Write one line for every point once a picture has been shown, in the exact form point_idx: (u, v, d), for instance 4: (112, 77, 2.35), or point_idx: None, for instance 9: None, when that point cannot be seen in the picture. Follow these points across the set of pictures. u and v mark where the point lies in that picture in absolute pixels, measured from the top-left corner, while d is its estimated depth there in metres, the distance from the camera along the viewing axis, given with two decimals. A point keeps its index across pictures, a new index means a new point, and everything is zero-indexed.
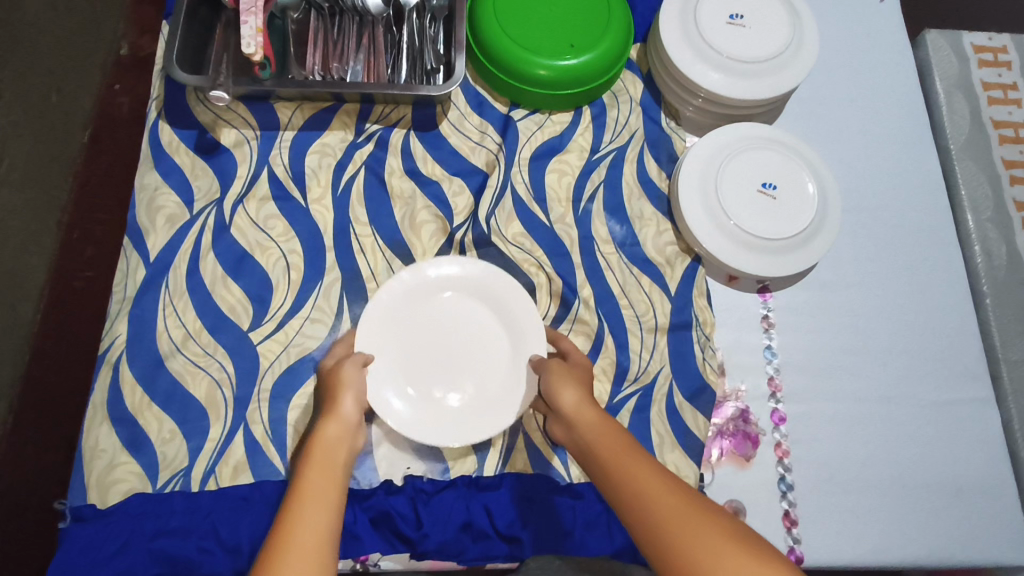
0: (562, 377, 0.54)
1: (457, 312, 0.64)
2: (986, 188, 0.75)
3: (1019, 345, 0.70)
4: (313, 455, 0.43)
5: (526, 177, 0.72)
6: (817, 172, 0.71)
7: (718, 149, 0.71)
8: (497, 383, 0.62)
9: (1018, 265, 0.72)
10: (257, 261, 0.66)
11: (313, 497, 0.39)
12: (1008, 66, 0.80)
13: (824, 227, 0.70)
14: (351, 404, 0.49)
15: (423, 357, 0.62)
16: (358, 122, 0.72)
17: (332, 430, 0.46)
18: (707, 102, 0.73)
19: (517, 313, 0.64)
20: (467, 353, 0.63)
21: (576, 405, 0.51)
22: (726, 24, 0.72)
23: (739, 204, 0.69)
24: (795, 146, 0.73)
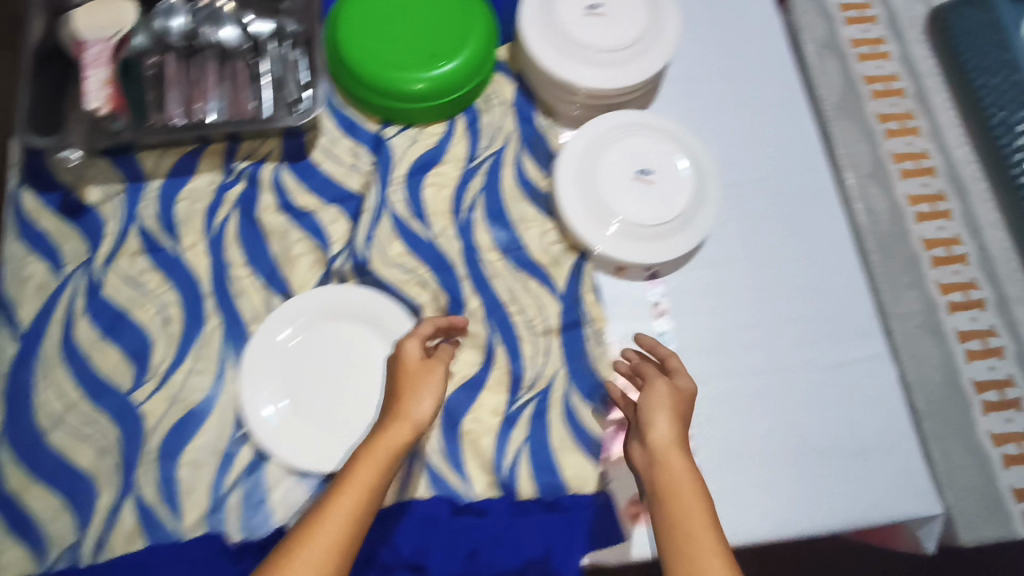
0: (664, 403, 0.57)
1: (340, 336, 0.65)
2: (863, 145, 0.75)
3: (907, 297, 0.70)
4: (366, 462, 0.51)
5: (403, 195, 0.71)
6: (690, 152, 0.71)
7: (590, 143, 0.70)
8: (381, 404, 0.63)
9: (901, 216, 0.73)
10: (134, 319, 0.65)
11: (347, 499, 0.49)
12: (874, 21, 0.80)
13: (700, 205, 0.70)
14: (426, 404, 0.56)
15: (311, 382, 0.63)
16: (226, 161, 0.71)
17: (394, 437, 0.54)
18: (589, 98, 0.72)
19: (399, 331, 0.65)
20: (353, 376, 0.64)
21: (666, 440, 0.55)
22: (585, 14, 0.71)
23: (618, 195, 0.68)
24: (669, 126, 0.72)
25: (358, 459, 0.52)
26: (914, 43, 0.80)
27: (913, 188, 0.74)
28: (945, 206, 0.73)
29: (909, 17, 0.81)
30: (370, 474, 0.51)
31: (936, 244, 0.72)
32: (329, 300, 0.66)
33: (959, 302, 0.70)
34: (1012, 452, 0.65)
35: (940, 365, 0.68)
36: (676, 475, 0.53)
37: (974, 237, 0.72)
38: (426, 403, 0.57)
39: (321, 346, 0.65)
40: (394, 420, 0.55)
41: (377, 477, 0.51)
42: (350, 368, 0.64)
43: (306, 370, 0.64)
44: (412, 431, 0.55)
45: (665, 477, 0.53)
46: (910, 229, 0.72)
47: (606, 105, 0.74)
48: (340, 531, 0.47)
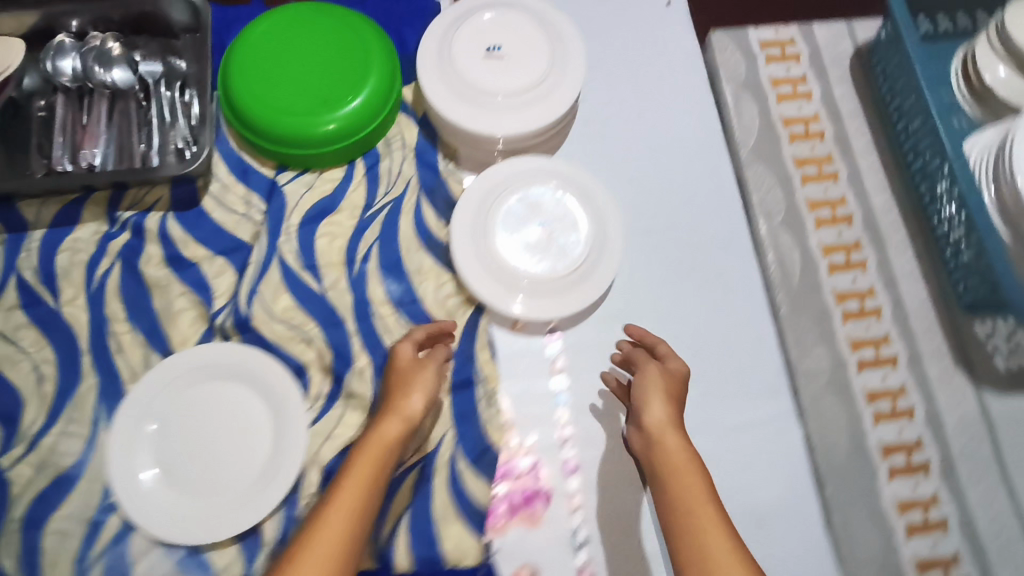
0: (657, 386, 0.58)
1: (220, 398, 0.64)
2: (777, 192, 0.72)
3: (815, 353, 0.68)
4: (362, 460, 0.53)
5: (295, 245, 0.69)
6: (592, 200, 0.68)
7: (486, 194, 0.68)
8: (255, 470, 0.62)
9: (813, 268, 0.70)
10: (7, 378, 0.64)
11: (345, 498, 0.50)
12: (797, 59, 0.78)
13: (603, 256, 0.66)
14: (415, 401, 0.58)
15: (185, 446, 0.62)
16: (109, 210, 0.68)
17: (385, 434, 0.55)
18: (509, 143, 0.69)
19: (279, 393, 0.63)
20: (230, 440, 0.63)
21: (660, 422, 0.56)
22: (483, 57, 0.68)
23: (512, 249, 0.66)
24: (571, 173, 0.69)
25: (355, 458, 0.53)
26: (838, 82, 0.77)
27: (827, 238, 0.71)
28: (860, 256, 0.71)
29: (833, 55, 0.78)
30: (367, 468, 0.52)
31: (849, 297, 0.69)
32: (210, 361, 0.64)
33: (869, 360, 0.67)
34: (916, 520, 0.63)
35: (845, 426, 0.66)
36: (673, 456, 0.54)
37: (890, 289, 0.69)
38: (416, 399, 0.58)
39: (202, 408, 0.63)
40: (386, 416, 0.56)
41: (373, 469, 0.53)
42: (229, 432, 0.63)
43: (184, 433, 0.62)
44: (400, 424, 0.56)
45: (662, 456, 0.54)
46: (822, 281, 0.70)
47: (512, 150, 0.71)
48: (343, 527, 0.49)
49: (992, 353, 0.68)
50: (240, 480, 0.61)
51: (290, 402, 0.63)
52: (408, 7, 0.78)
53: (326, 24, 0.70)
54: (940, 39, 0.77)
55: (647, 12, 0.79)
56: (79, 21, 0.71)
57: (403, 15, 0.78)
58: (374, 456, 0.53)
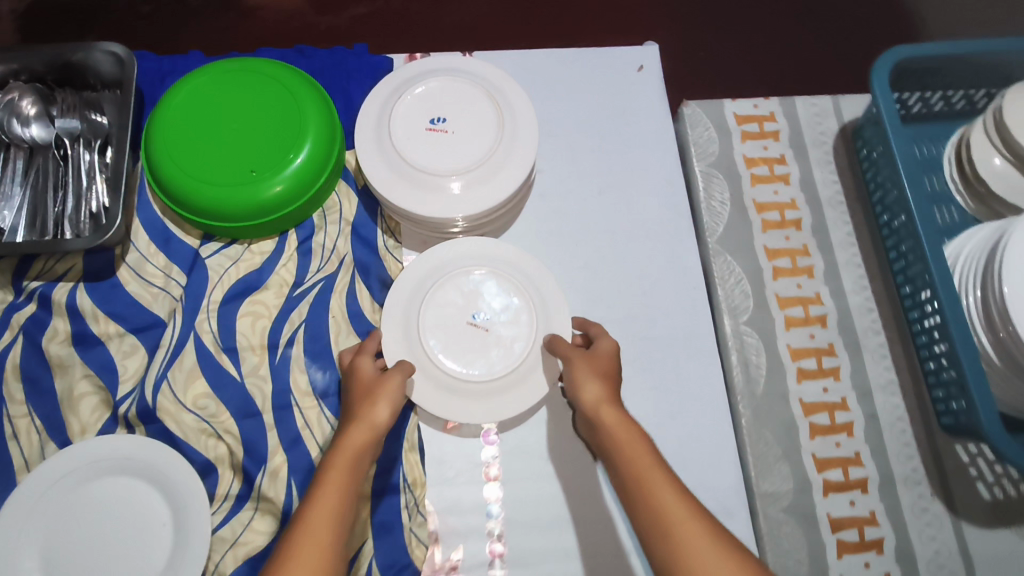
0: (583, 363, 0.53)
1: (115, 495, 0.58)
2: (745, 285, 0.66)
3: (777, 472, 0.61)
4: (333, 473, 0.46)
5: (214, 324, 0.63)
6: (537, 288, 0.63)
7: (419, 287, 0.62)
8: None
9: (780, 373, 0.64)
10: None
11: (320, 511, 0.43)
12: (775, 136, 0.72)
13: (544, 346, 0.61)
14: (385, 412, 0.52)
15: (74, 551, 0.56)
16: (16, 280, 0.63)
17: (356, 446, 0.49)
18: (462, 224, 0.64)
19: (180, 491, 0.57)
20: (123, 545, 0.56)
21: (598, 396, 0.51)
22: (426, 130, 0.63)
23: (446, 345, 0.60)
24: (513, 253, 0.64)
25: (323, 472, 0.46)
26: (819, 163, 0.71)
27: (797, 339, 0.65)
28: (832, 361, 0.64)
29: (815, 134, 0.72)
30: (345, 467, 0.47)
31: (817, 409, 0.63)
32: (108, 452, 0.58)
33: (836, 482, 0.61)
34: None
35: (807, 556, 0.59)
36: (610, 426, 0.48)
37: (863, 401, 0.63)
38: (385, 408, 0.52)
39: (94, 506, 0.57)
40: (351, 423, 0.51)
41: (351, 470, 0.47)
42: (122, 534, 0.57)
43: (70, 535, 0.56)
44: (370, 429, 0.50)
45: (605, 433, 0.48)
46: (789, 388, 0.63)
47: (463, 231, 0.66)
48: (324, 540, 0.41)
49: (974, 481, 0.61)
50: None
51: (190, 504, 0.57)
52: (356, 65, 0.74)
53: (260, 85, 0.66)
54: (926, 120, 0.72)
55: (617, 81, 0.74)
56: None
57: (350, 73, 0.73)
58: (351, 455, 0.48)
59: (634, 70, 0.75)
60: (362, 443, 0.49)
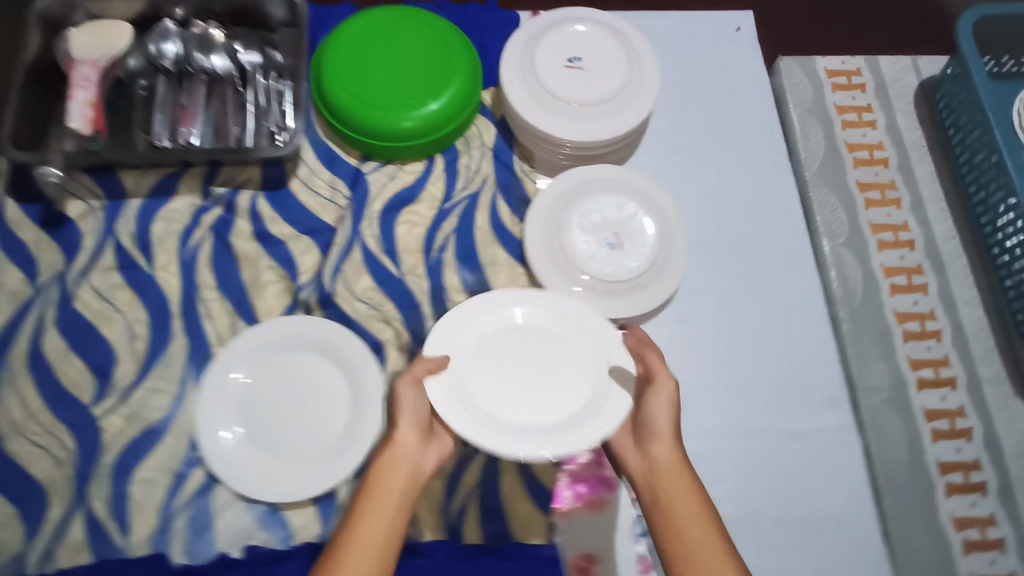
0: (669, 412, 0.57)
1: (298, 367, 0.66)
2: (841, 213, 0.75)
3: (876, 370, 0.69)
4: (369, 500, 0.51)
5: (376, 230, 0.72)
6: (604, 401, 0.58)
7: (474, 415, 0.57)
8: (331, 439, 0.63)
9: (875, 287, 0.72)
10: (102, 333, 0.67)
11: (361, 538, 0.49)
12: (862, 89, 0.81)
13: (613, 393, 0.59)
14: (408, 431, 0.56)
15: (266, 412, 0.64)
16: (205, 185, 0.72)
17: (387, 470, 0.53)
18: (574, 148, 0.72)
19: (356, 365, 0.65)
20: (308, 409, 0.64)
21: (677, 455, 0.56)
22: (565, 67, 0.72)
23: (603, 266, 0.68)
24: (602, 425, 0.57)
25: (361, 498, 0.51)
26: (902, 113, 0.80)
27: (889, 260, 0.73)
28: (921, 279, 0.73)
29: (898, 88, 0.82)
30: (393, 499, 0.52)
31: (910, 318, 0.71)
32: (292, 331, 0.66)
33: (929, 380, 0.69)
34: (973, 538, 0.64)
35: (906, 442, 0.67)
36: (676, 490, 0.54)
37: (949, 313, 0.72)
38: (410, 427, 0.56)
39: (282, 375, 0.65)
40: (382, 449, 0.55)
41: (385, 498, 0.51)
42: (307, 399, 0.65)
43: (264, 398, 0.64)
44: (405, 454, 0.55)
45: (668, 490, 0.54)
46: (883, 300, 0.71)
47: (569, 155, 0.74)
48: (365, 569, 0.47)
49: None
50: (316, 446, 0.63)
51: (368, 375, 0.65)
52: (489, 17, 0.82)
53: (413, 31, 0.75)
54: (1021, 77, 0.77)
55: (719, 36, 0.82)
56: (183, 11, 0.75)
57: (484, 25, 0.82)
58: (392, 488, 0.52)
59: (733, 28, 0.83)
60: (392, 471, 0.53)
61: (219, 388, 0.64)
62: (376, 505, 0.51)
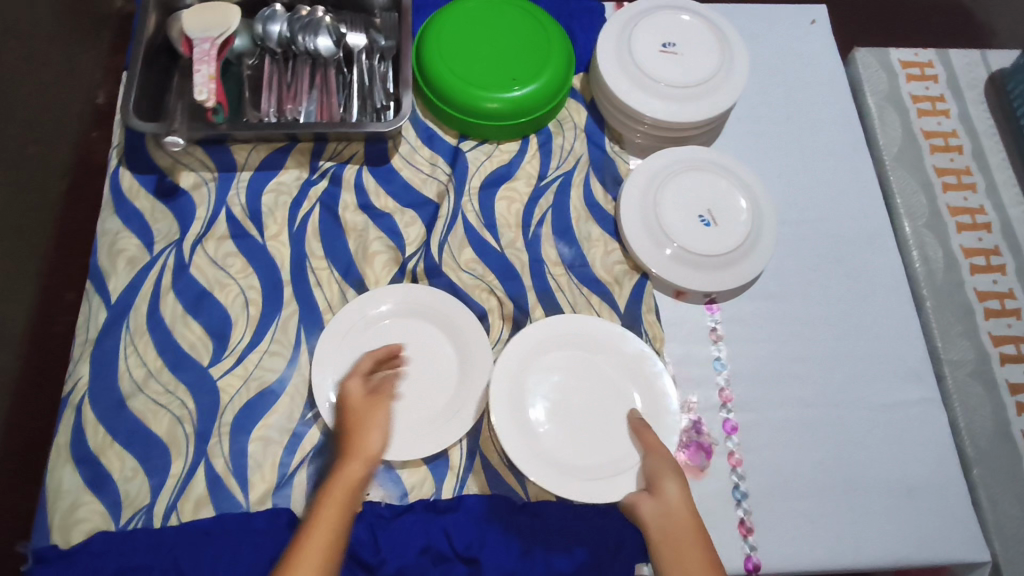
0: (667, 463, 0.57)
1: (407, 332, 0.67)
2: (920, 197, 0.78)
3: (960, 345, 0.72)
4: (324, 509, 0.49)
5: (476, 205, 0.75)
6: (617, 472, 0.61)
7: (511, 419, 0.62)
8: (444, 400, 0.64)
9: (956, 267, 0.75)
10: (217, 299, 0.69)
11: (312, 551, 0.47)
12: (935, 80, 0.84)
13: (633, 467, 0.61)
14: (376, 441, 0.54)
15: None
16: (312, 159, 0.75)
17: (348, 478, 0.51)
18: (652, 128, 0.75)
19: (465, 329, 0.67)
20: (419, 371, 0.66)
21: (680, 500, 0.54)
22: (659, 52, 0.75)
23: (697, 241, 0.71)
24: (602, 492, 0.60)
25: (316, 508, 0.50)
26: (974, 103, 0.84)
27: (968, 241, 0.76)
28: (999, 260, 0.76)
29: (969, 78, 0.85)
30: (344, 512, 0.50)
31: (989, 297, 0.74)
32: (402, 296, 0.68)
33: (1010, 355, 0.72)
34: None
35: (992, 414, 0.70)
36: (685, 539, 0.52)
37: None
38: (378, 438, 0.54)
39: (392, 339, 0.67)
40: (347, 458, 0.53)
41: (341, 508, 0.50)
42: (417, 362, 0.66)
43: None
44: (367, 464, 0.53)
45: (677, 538, 0.52)
46: (964, 279, 0.75)
47: (645, 132, 0.77)
48: None
49: None
50: (430, 407, 0.64)
51: (477, 339, 0.66)
52: (578, 7, 0.86)
53: (512, 15, 0.78)
54: None
55: (798, 28, 0.85)
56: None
57: (573, 13, 0.85)
58: (347, 502, 0.50)
59: (808, 21, 0.86)
60: (352, 479, 0.52)
61: (331, 350, 0.65)
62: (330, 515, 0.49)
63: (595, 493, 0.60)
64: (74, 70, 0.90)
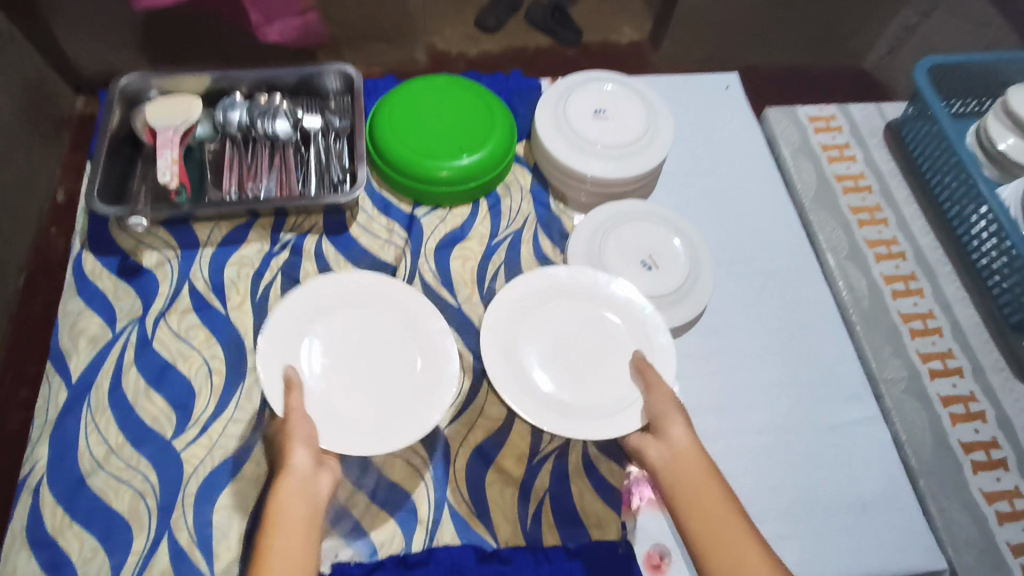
0: (671, 405, 0.61)
1: (354, 320, 0.66)
2: (840, 233, 0.86)
3: (893, 364, 0.77)
4: (275, 520, 0.46)
5: (432, 265, 0.79)
6: (620, 411, 0.63)
7: (511, 373, 0.65)
8: (408, 386, 0.62)
9: (879, 293, 0.82)
10: (180, 371, 0.70)
11: (279, 555, 0.44)
12: (839, 130, 0.94)
13: (636, 403, 0.64)
14: (303, 454, 0.53)
15: (336, 366, 0.63)
16: (273, 233, 0.79)
17: (289, 492, 0.49)
18: (594, 186, 0.82)
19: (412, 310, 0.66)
20: (375, 360, 0.64)
21: (680, 434, 0.58)
22: (593, 118, 0.83)
23: (641, 284, 0.75)
24: (603, 428, 0.62)
25: (266, 523, 0.46)
26: (876, 149, 0.94)
27: (887, 270, 0.84)
28: (917, 284, 0.83)
29: (868, 128, 0.96)
30: (297, 516, 0.47)
31: (913, 318, 0.80)
32: (343, 283, 0.67)
33: (939, 369, 0.77)
34: (1005, 510, 0.70)
35: (929, 426, 0.74)
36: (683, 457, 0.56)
37: (945, 312, 0.81)
38: (305, 452, 0.53)
39: (336, 331, 0.65)
40: (280, 475, 0.50)
41: (294, 511, 0.47)
42: (369, 349, 0.64)
43: (333, 350, 0.64)
44: (303, 475, 0.51)
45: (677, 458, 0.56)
46: (888, 304, 0.81)
47: (589, 191, 0.83)
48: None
49: None
50: (397, 385, 0.62)
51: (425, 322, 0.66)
52: (517, 84, 0.94)
53: (457, 93, 0.85)
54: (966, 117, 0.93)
55: (715, 93, 0.95)
56: (248, 87, 0.84)
57: (513, 90, 0.93)
58: (296, 513, 0.47)
59: (724, 87, 0.96)
60: (294, 489, 0.49)
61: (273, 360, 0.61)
62: (284, 520, 0.47)
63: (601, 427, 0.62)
64: (35, 166, 0.91)
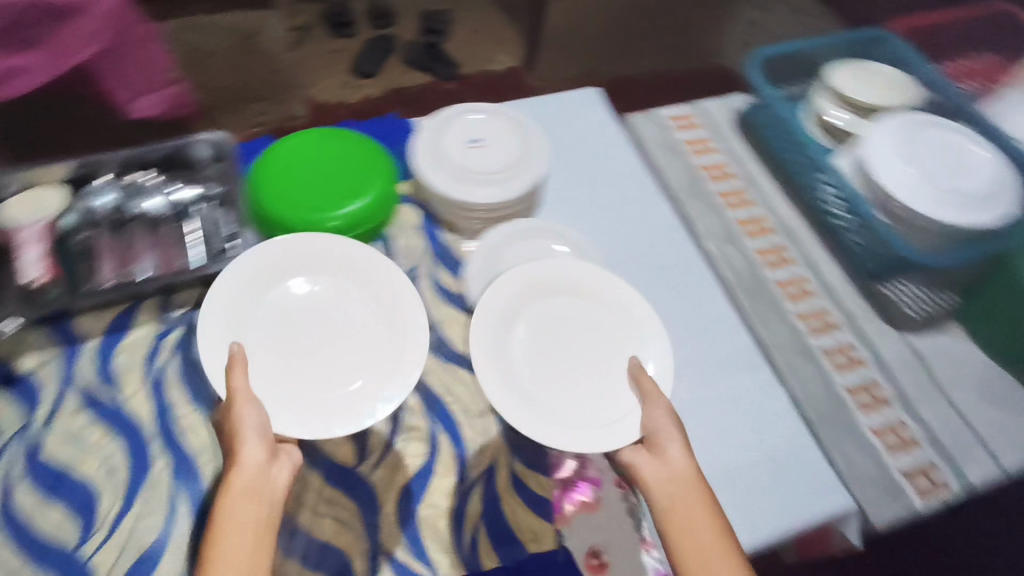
0: (670, 423, 0.61)
1: (335, 293, 0.68)
2: (712, 221, 0.93)
3: (776, 330, 0.84)
4: (224, 520, 0.51)
5: None
6: (606, 424, 0.63)
7: (495, 354, 0.65)
8: (372, 359, 0.65)
9: (755, 267, 0.89)
10: (79, 475, 0.66)
11: (228, 558, 0.49)
12: (697, 126, 1.03)
13: (632, 417, 0.63)
14: (253, 448, 0.56)
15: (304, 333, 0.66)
16: (163, 311, 0.77)
17: (238, 490, 0.53)
18: (484, 212, 0.85)
19: (368, 271, 0.69)
20: (344, 332, 0.67)
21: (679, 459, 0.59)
22: (467, 147, 0.86)
23: None
24: (586, 436, 0.62)
25: (215, 521, 0.51)
26: (732, 137, 1.03)
27: (758, 245, 0.91)
28: (786, 254, 0.91)
29: (723, 119, 1.04)
30: (247, 514, 0.52)
31: (787, 284, 0.88)
32: (322, 249, 0.69)
33: (818, 327, 0.85)
34: (893, 442, 0.77)
35: (818, 379, 0.81)
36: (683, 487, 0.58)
37: (815, 274, 0.90)
38: (257, 448, 0.56)
39: (315, 300, 0.68)
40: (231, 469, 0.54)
41: (243, 510, 0.52)
42: (342, 322, 0.67)
43: (300, 319, 0.67)
44: (252, 470, 0.54)
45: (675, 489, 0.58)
46: (764, 275, 0.89)
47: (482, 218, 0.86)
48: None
49: (904, 307, 0.86)
50: (359, 360, 0.65)
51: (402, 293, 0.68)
52: (390, 127, 0.97)
53: (334, 142, 0.85)
54: None
55: (581, 107, 1.01)
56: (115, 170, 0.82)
57: (388, 134, 0.96)
58: (245, 511, 0.52)
59: (589, 101, 1.02)
60: (245, 486, 0.53)
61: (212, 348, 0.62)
62: (234, 518, 0.51)
63: (605, 441, 0.62)
64: None
